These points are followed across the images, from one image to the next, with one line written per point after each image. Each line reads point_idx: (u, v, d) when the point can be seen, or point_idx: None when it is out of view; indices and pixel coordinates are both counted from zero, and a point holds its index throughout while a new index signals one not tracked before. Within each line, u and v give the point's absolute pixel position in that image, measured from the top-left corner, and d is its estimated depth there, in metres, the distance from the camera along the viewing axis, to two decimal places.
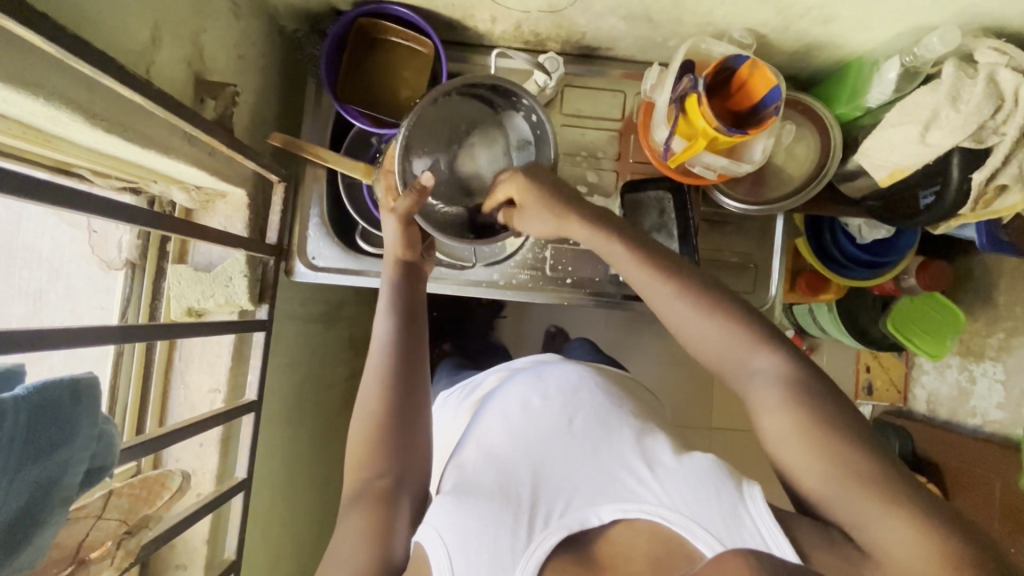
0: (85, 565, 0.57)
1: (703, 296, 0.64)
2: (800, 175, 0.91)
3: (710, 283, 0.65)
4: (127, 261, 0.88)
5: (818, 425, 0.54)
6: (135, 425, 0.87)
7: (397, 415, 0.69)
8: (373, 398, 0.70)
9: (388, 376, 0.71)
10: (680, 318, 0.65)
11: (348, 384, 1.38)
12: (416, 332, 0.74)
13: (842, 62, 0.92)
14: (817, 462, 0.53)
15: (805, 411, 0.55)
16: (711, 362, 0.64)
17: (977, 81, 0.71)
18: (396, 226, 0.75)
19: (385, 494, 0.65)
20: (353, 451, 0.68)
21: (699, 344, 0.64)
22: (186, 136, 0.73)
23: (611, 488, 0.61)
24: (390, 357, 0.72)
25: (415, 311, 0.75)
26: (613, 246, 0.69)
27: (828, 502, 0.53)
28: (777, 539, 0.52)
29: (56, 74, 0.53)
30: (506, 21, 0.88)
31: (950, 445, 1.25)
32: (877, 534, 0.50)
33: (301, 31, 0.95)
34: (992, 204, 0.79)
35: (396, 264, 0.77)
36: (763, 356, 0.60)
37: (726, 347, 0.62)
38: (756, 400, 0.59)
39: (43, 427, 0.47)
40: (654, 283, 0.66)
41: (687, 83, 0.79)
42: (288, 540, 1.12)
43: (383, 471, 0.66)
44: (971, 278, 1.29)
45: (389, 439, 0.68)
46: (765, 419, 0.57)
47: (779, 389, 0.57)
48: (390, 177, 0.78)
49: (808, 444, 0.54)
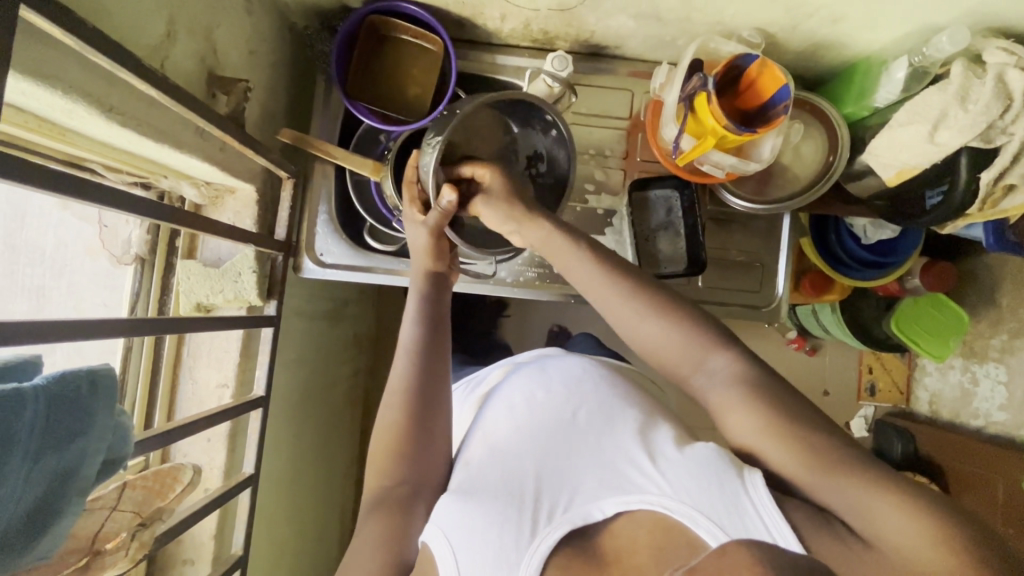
0: (100, 557, 0.57)
1: (653, 300, 0.64)
2: (806, 175, 0.91)
3: (656, 286, 0.65)
4: (136, 257, 0.88)
5: (785, 421, 0.55)
6: (143, 419, 0.87)
7: (419, 418, 0.70)
8: (396, 405, 0.71)
9: (409, 379, 0.72)
10: (635, 325, 0.64)
11: (352, 382, 1.38)
12: (439, 338, 0.75)
13: (850, 62, 0.92)
14: (793, 454, 0.54)
15: (768, 407, 0.56)
16: (667, 367, 0.64)
17: (986, 81, 0.71)
18: (427, 238, 0.74)
19: (404, 499, 0.66)
20: (376, 455, 0.70)
21: (655, 350, 0.64)
22: (199, 131, 0.74)
23: (614, 480, 0.60)
24: (415, 363, 0.73)
25: (440, 317, 0.76)
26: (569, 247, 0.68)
27: (813, 491, 0.53)
28: (780, 528, 0.50)
29: (72, 67, 0.54)
30: (516, 19, 0.89)
31: (951, 447, 1.26)
32: (875, 520, 0.49)
33: (311, 29, 0.96)
34: (999, 204, 0.79)
35: (427, 275, 0.76)
36: (717, 357, 0.60)
37: (681, 351, 0.62)
38: (720, 401, 0.59)
39: (62, 417, 0.48)
40: (603, 290, 0.66)
41: (698, 82, 0.79)
42: (292, 537, 1.12)
43: (404, 476, 0.67)
44: (975, 279, 1.29)
45: (410, 441, 0.69)
46: (733, 417, 0.58)
47: (740, 389, 0.58)
48: (413, 188, 0.75)
49: (781, 438, 0.55)
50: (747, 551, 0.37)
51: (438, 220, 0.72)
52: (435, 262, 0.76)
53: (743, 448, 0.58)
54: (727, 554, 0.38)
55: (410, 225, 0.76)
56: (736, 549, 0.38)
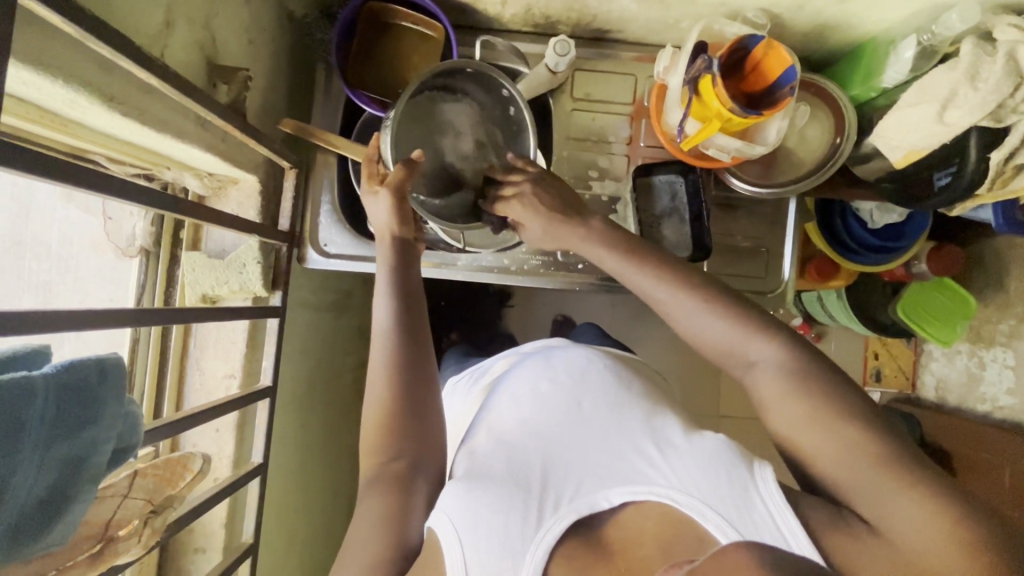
0: (113, 543, 0.58)
1: (701, 291, 0.65)
2: (813, 158, 0.90)
3: (701, 279, 0.66)
4: (141, 249, 0.88)
5: (827, 414, 0.55)
6: (152, 409, 0.88)
7: (408, 396, 0.69)
8: (381, 385, 0.69)
9: (394, 357, 0.70)
10: (682, 316, 0.65)
11: (359, 373, 1.39)
12: (416, 313, 0.73)
13: (856, 43, 0.91)
14: (835, 452, 0.54)
15: (812, 396, 0.56)
16: (711, 356, 0.65)
17: (996, 59, 0.70)
18: (388, 202, 0.73)
19: (398, 477, 0.65)
20: (367, 435, 0.68)
21: (701, 339, 0.65)
22: (201, 121, 0.73)
23: (621, 470, 0.61)
24: (395, 340, 0.71)
25: (414, 292, 0.74)
26: (609, 258, 0.72)
27: (837, 484, 0.54)
28: (792, 527, 0.51)
29: (72, 54, 0.53)
30: (517, 3, 0.88)
31: (963, 433, 1.25)
32: (892, 518, 0.50)
33: (311, 16, 0.95)
34: (1009, 183, 0.78)
35: (391, 242, 0.74)
36: (762, 346, 0.61)
37: (727, 341, 0.63)
38: (763, 392, 0.59)
39: (74, 404, 0.48)
40: (649, 286, 0.68)
41: (702, 64, 0.78)
42: (302, 526, 1.13)
43: (398, 452, 0.66)
44: (982, 263, 1.28)
45: (403, 420, 0.68)
46: (774, 408, 0.58)
47: (783, 377, 0.58)
48: (372, 165, 0.76)
49: (817, 426, 0.55)
50: (746, 554, 0.38)
51: (400, 175, 0.72)
52: (400, 226, 0.74)
53: (782, 440, 0.58)
54: (727, 559, 0.39)
55: (372, 197, 0.75)
56: (737, 555, 0.39)
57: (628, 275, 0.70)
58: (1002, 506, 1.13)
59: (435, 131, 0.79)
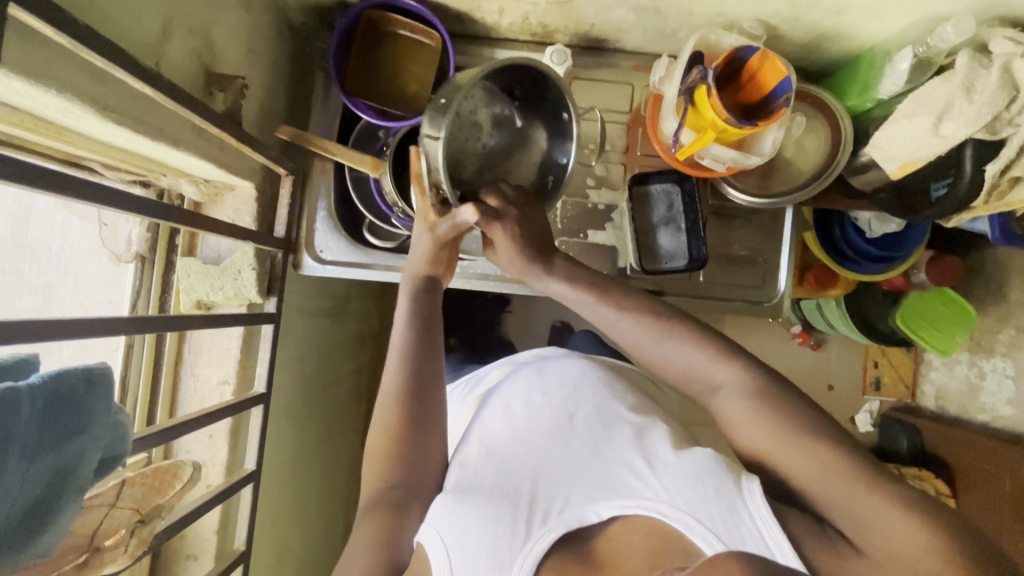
0: (99, 554, 0.58)
1: (663, 318, 0.65)
2: (810, 168, 0.90)
3: (659, 307, 0.66)
4: (137, 255, 0.87)
5: (798, 434, 0.55)
6: (146, 415, 0.88)
7: (416, 417, 0.68)
8: (389, 408, 0.68)
9: (404, 381, 0.69)
10: (643, 344, 0.66)
11: (355, 379, 1.38)
12: (432, 352, 0.71)
13: (854, 53, 0.91)
14: (808, 467, 0.53)
15: (777, 415, 0.56)
16: (675, 380, 0.66)
17: (992, 72, 0.70)
18: (424, 242, 0.72)
19: (395, 504, 0.64)
20: (369, 458, 0.68)
21: (667, 366, 0.65)
22: (197, 128, 0.73)
23: (611, 483, 0.60)
24: (410, 364, 0.69)
25: (435, 325, 0.72)
26: (585, 298, 0.68)
27: (814, 496, 0.53)
28: (778, 540, 0.51)
29: (64, 63, 0.53)
30: (515, 13, 0.88)
31: (959, 444, 1.24)
32: (879, 530, 0.49)
33: (309, 24, 0.95)
34: (1005, 196, 0.78)
35: (419, 276, 0.73)
36: (724, 369, 0.61)
37: (690, 366, 0.63)
38: (728, 414, 0.60)
39: (61, 415, 0.48)
40: (611, 318, 0.67)
41: (698, 75, 0.78)
42: (296, 532, 1.13)
43: (396, 477, 0.66)
44: (982, 272, 1.28)
45: (404, 444, 0.67)
46: (744, 429, 0.58)
47: (744, 401, 0.58)
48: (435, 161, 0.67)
49: (789, 445, 0.55)
50: (737, 564, 0.37)
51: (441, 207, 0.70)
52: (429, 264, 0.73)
53: (756, 457, 0.58)
54: (716, 567, 0.38)
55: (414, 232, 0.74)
56: (727, 563, 0.38)
57: (583, 305, 0.69)
58: (1004, 518, 1.13)
59: (477, 120, 0.76)
